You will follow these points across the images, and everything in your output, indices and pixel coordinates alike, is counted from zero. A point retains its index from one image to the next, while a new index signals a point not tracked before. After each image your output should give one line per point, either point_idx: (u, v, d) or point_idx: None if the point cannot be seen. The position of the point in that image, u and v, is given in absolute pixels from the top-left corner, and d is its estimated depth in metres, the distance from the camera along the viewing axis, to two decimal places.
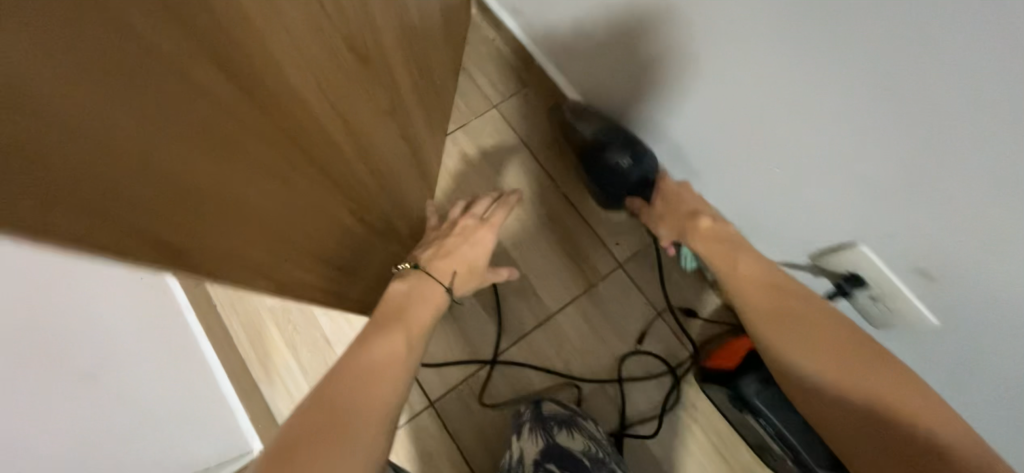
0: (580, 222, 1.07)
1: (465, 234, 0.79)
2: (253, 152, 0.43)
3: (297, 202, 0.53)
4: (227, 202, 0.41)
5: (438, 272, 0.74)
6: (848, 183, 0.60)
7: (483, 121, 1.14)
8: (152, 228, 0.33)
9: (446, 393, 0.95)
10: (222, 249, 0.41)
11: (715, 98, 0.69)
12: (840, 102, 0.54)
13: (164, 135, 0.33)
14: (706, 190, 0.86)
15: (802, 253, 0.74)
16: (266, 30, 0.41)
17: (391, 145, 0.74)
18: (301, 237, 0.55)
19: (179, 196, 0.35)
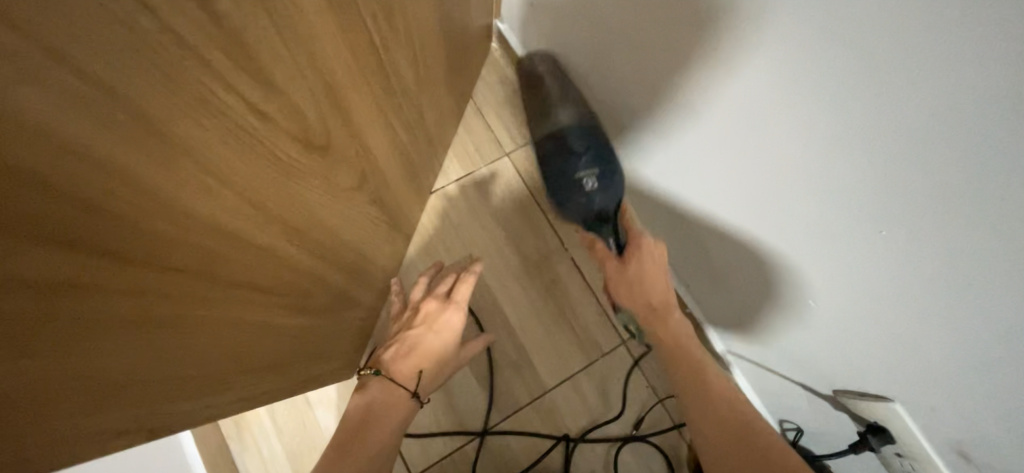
0: (585, 289, 1.01)
1: (430, 323, 0.80)
2: (235, 295, 0.42)
3: (259, 321, 0.48)
4: (175, 338, 0.38)
5: (403, 374, 0.75)
6: (851, 312, 0.57)
7: (492, 168, 1.06)
8: (96, 397, 0.34)
9: (429, 466, 0.91)
10: (180, 382, 0.41)
11: (730, 185, 0.65)
12: (848, 233, 0.51)
13: (135, 317, 0.33)
14: (726, 282, 0.79)
15: (825, 384, 0.68)
16: (236, 180, 0.36)
17: (367, 221, 0.68)
18: (263, 349, 0.52)
19: (140, 359, 0.36)
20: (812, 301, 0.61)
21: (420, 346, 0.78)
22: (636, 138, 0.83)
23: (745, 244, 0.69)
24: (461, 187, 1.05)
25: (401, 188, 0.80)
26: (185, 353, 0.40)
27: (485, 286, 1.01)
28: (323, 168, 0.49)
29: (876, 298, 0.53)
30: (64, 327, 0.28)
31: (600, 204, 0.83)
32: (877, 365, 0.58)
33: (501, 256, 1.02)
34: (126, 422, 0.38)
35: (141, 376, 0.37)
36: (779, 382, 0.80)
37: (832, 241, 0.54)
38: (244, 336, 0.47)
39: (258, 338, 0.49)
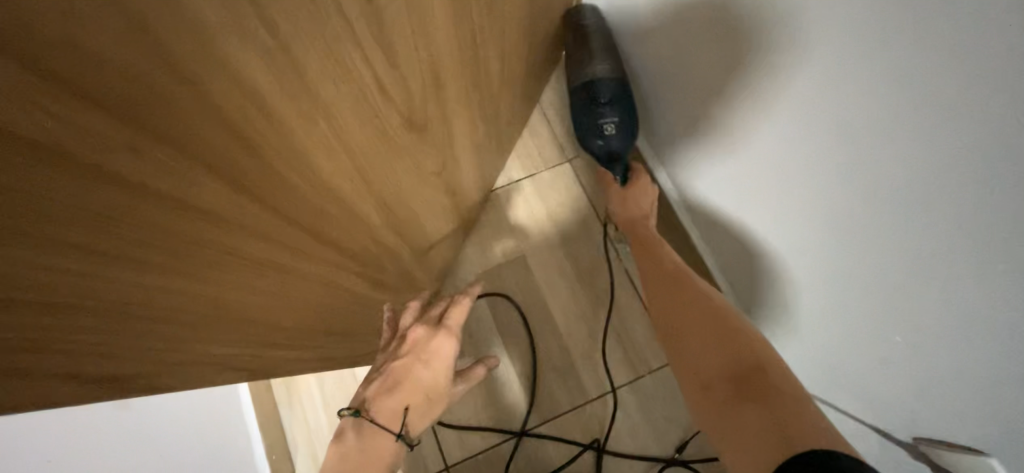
0: (637, 302, 0.99)
1: (415, 352, 0.64)
2: (331, 258, 0.45)
3: (345, 287, 0.51)
4: (281, 298, 0.40)
5: (386, 415, 0.62)
6: (950, 355, 0.51)
7: (553, 173, 1.07)
8: (218, 355, 0.36)
9: (464, 459, 0.91)
10: (277, 342, 0.43)
11: (807, 208, 0.62)
12: (952, 268, 0.46)
13: (257, 274, 0.35)
14: (797, 315, 0.75)
15: (903, 430, 0.63)
16: (351, 145, 0.38)
17: (438, 207, 0.70)
18: (340, 317, 0.54)
19: (251, 320, 0.38)
20: (899, 337, 0.57)
21: (405, 379, 0.62)
22: (700, 149, 0.79)
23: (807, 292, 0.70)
24: (520, 188, 1.07)
25: (469, 180, 0.82)
26: (287, 309, 0.42)
27: (536, 288, 1.01)
28: (415, 148, 0.51)
29: (948, 356, 0.51)
30: (209, 263, 0.30)
31: (619, 146, 0.86)
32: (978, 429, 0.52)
33: (553, 259, 1.02)
34: (238, 378, 0.40)
35: (252, 327, 0.39)
36: (846, 423, 0.74)
37: (896, 293, 0.54)
38: (327, 301, 0.49)
39: (337, 305, 0.51)
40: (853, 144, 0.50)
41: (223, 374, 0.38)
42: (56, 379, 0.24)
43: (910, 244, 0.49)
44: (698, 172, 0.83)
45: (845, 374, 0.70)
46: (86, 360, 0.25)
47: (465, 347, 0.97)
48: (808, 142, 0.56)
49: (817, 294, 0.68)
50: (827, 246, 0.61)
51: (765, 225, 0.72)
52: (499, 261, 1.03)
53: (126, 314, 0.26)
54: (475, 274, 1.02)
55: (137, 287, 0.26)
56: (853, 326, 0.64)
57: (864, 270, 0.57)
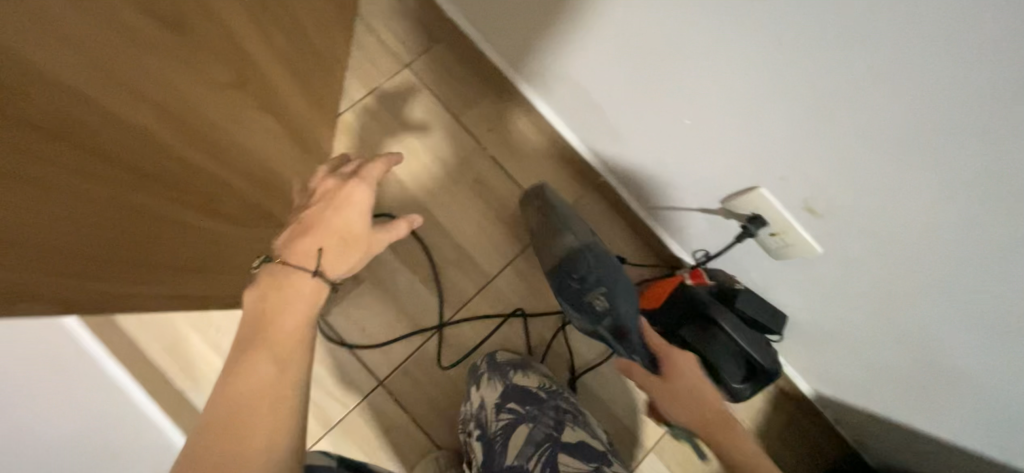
0: (508, 182, 1.05)
1: (327, 198, 0.65)
2: (118, 180, 0.41)
3: (151, 211, 0.47)
4: (67, 221, 0.37)
5: (298, 256, 0.61)
6: (748, 131, 0.64)
7: (396, 83, 1.04)
8: (9, 277, 0.34)
9: (393, 371, 0.95)
10: (84, 269, 0.41)
11: (649, 55, 0.69)
12: (755, 50, 0.55)
13: (27, 191, 0.33)
14: (631, 150, 0.88)
15: (713, 199, 0.78)
16: (83, 40, 0.34)
17: (264, 131, 0.67)
18: (152, 248, 0.50)
19: (39, 239, 0.35)
20: (705, 127, 0.69)
21: (314, 225, 0.63)
22: (531, 22, 0.83)
23: (633, 126, 0.83)
24: (367, 106, 1.03)
25: (298, 102, 0.77)
26: (71, 232, 0.38)
27: (412, 197, 1.02)
28: (189, 55, 0.46)
29: (711, 128, 0.69)
30: None
31: (625, 316, 0.83)
32: (752, 167, 0.67)
33: (422, 165, 1.03)
34: (42, 304, 0.38)
35: (45, 251, 0.36)
36: (680, 215, 0.89)
37: (699, 103, 0.68)
38: (135, 225, 0.46)
39: (149, 229, 0.48)
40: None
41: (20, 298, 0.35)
42: None
43: (725, 45, 0.58)
44: (531, 48, 0.89)
45: (663, 173, 0.85)
46: None
47: (360, 273, 0.97)
48: None
49: (643, 126, 0.81)
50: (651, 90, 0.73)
51: (607, 82, 0.80)
52: None
53: None
54: None
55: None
56: (661, 134, 0.78)
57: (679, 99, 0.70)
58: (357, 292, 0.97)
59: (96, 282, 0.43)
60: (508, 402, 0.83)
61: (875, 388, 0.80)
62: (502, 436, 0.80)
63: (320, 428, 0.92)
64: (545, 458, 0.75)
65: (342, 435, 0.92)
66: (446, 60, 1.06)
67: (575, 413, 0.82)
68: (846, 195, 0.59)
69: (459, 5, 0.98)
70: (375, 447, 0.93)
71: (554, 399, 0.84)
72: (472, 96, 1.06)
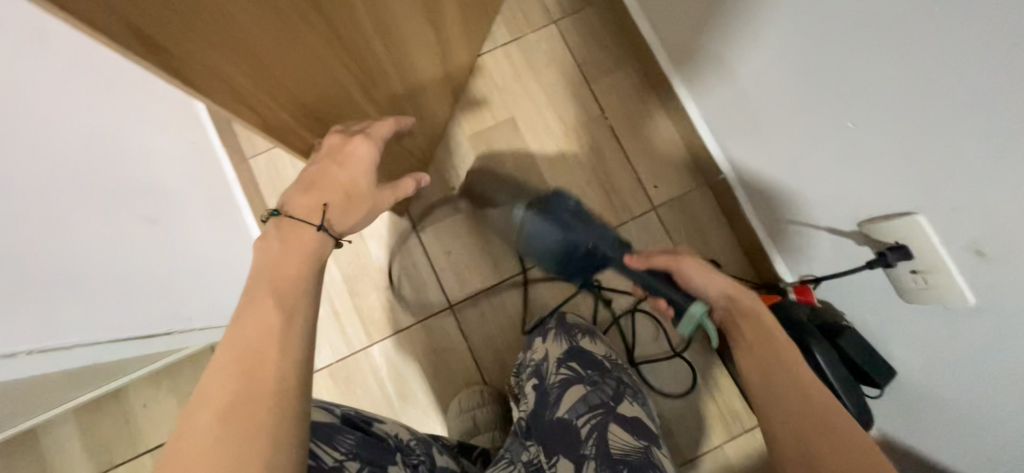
0: (620, 156, 1.04)
1: (332, 152, 0.57)
2: (314, 28, 0.46)
3: (333, 71, 0.53)
4: (271, 44, 0.42)
5: (303, 214, 0.54)
6: (924, 151, 0.56)
7: (539, 37, 1.07)
8: (219, 66, 0.38)
9: (464, 300, 1.01)
10: (270, 95, 0.46)
11: (819, 44, 0.62)
12: (961, 54, 0.47)
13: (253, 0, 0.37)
14: (772, 151, 0.81)
15: (850, 220, 0.70)
16: None
17: (424, 43, 0.72)
18: (325, 106, 0.56)
19: (249, 46, 0.40)
20: (867, 136, 0.62)
21: (320, 178, 0.56)
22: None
23: (781, 122, 0.76)
24: (507, 53, 1.07)
25: (454, 28, 0.83)
26: (272, 57, 0.43)
27: (525, 147, 1.05)
28: None
29: (877, 137, 0.61)
30: None
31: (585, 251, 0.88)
32: (912, 191, 0.60)
33: (542, 121, 1.06)
34: (235, 114, 0.44)
35: (249, 61, 0.41)
36: (802, 233, 0.83)
37: (870, 106, 0.60)
38: (315, 78, 0.51)
39: (327, 86, 0.54)
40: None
41: (223, 94, 0.41)
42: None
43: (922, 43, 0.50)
44: (686, 23, 0.85)
45: (795, 180, 0.79)
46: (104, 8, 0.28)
47: (461, 203, 1.04)
48: None
49: (793, 123, 0.74)
50: (814, 84, 0.66)
51: (764, 69, 0.74)
52: (488, 123, 1.06)
53: None
54: (466, 139, 1.06)
55: None
56: (811, 136, 0.71)
57: (843, 99, 0.63)
58: (453, 220, 1.03)
59: (275, 113, 0.49)
60: (570, 361, 0.83)
61: None
62: (557, 390, 0.79)
63: (389, 329, 1.00)
64: (596, 421, 0.73)
65: (405, 342, 1.00)
66: (594, 25, 1.06)
67: (632, 390, 0.81)
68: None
69: None
70: (429, 362, 1.00)
71: (618, 373, 0.83)
72: (610, 66, 1.05)
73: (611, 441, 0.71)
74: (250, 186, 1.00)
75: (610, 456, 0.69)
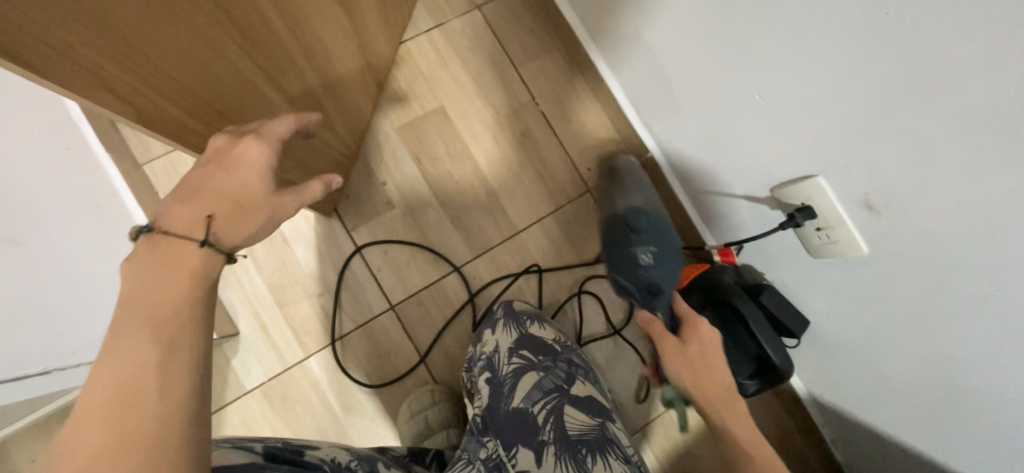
0: (553, 140, 1.04)
1: (215, 154, 0.47)
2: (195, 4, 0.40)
3: (227, 53, 0.47)
4: (137, 22, 0.36)
5: (178, 225, 0.44)
6: (819, 117, 0.61)
7: (463, 22, 1.04)
8: (70, 45, 0.32)
9: (407, 298, 0.96)
10: (147, 84, 0.40)
11: (728, 21, 0.66)
12: (847, 25, 0.52)
13: None
14: (690, 127, 0.86)
15: (764, 186, 0.76)
16: None
17: (338, 25, 0.67)
18: (222, 96, 0.50)
19: (107, 21, 0.33)
20: (771, 105, 0.67)
21: (202, 183, 0.46)
22: None
23: (697, 99, 0.80)
24: (431, 39, 1.03)
25: (371, 10, 0.77)
26: (140, 38, 0.37)
27: (457, 136, 1.02)
28: None
29: (779, 107, 0.66)
30: None
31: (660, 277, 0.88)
32: (813, 154, 0.65)
33: (473, 109, 1.03)
34: (100, 107, 0.37)
35: (108, 42, 0.34)
36: (722, 203, 0.89)
37: (773, 77, 0.64)
38: (204, 63, 0.45)
39: (221, 71, 0.48)
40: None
41: (81, 82, 0.34)
42: None
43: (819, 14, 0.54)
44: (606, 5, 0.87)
45: (714, 154, 0.84)
46: None
47: (395, 198, 0.99)
48: None
49: (706, 99, 0.78)
50: (723, 60, 0.70)
51: (678, 48, 0.77)
52: (417, 113, 1.02)
53: None
54: (395, 131, 1.01)
55: None
56: (724, 110, 0.76)
57: (749, 71, 0.67)
58: (387, 216, 0.98)
59: (157, 105, 0.42)
60: (521, 349, 0.82)
61: (883, 409, 0.78)
62: (511, 379, 0.78)
63: (326, 339, 0.94)
64: (552, 405, 0.74)
65: (345, 350, 0.94)
66: (518, 9, 1.05)
67: (584, 370, 0.83)
68: (911, 197, 0.56)
69: None
70: (374, 368, 0.94)
71: (568, 354, 0.84)
72: (537, 51, 1.05)
73: (567, 422, 0.72)
74: (146, 194, 0.88)
75: (568, 438, 0.70)
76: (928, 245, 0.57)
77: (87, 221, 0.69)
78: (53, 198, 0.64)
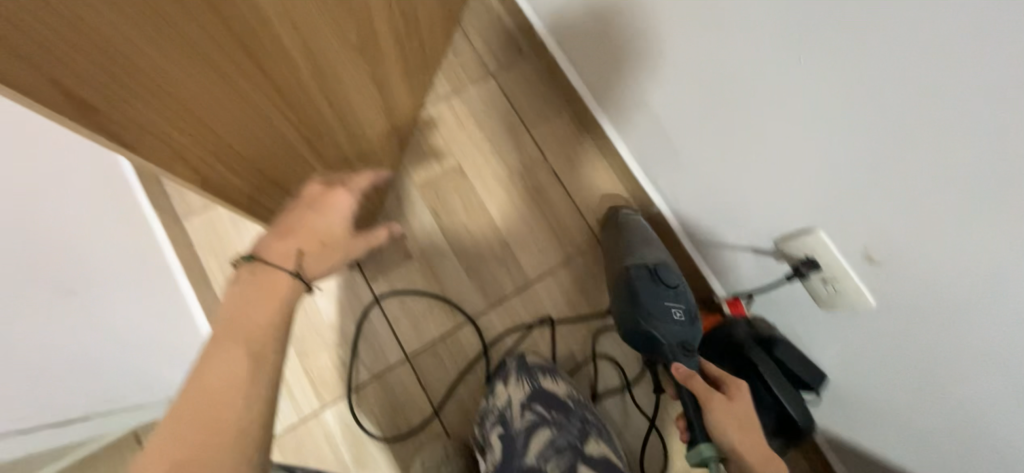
0: (564, 195, 1.10)
1: (312, 199, 0.55)
2: (259, 92, 0.47)
3: (280, 129, 0.54)
4: (215, 110, 0.42)
5: (275, 257, 0.50)
6: (814, 175, 0.65)
7: (478, 89, 1.14)
8: (163, 130, 0.38)
9: (422, 349, 0.98)
10: (214, 156, 0.46)
11: (722, 90, 0.72)
12: (829, 95, 0.58)
13: (196, 71, 0.38)
14: (692, 182, 0.91)
15: (768, 238, 0.79)
16: None
17: (369, 96, 0.75)
18: (269, 162, 0.56)
19: (193, 110, 0.40)
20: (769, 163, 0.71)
21: (297, 223, 0.53)
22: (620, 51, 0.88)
23: (699, 157, 0.85)
24: (450, 104, 1.12)
25: (397, 82, 0.86)
26: (216, 123, 0.43)
27: (473, 191, 1.08)
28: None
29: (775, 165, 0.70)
30: (153, 30, 0.32)
31: (680, 340, 0.85)
32: (811, 208, 0.69)
33: (488, 166, 1.10)
34: (176, 178, 0.43)
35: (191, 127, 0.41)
36: (728, 254, 0.91)
37: (767, 136, 0.69)
38: (261, 137, 0.51)
39: (273, 143, 0.54)
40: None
41: (166, 158, 0.40)
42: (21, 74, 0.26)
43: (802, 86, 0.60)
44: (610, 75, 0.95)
45: (717, 207, 0.87)
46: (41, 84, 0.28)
47: (413, 251, 1.04)
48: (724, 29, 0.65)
49: (706, 156, 0.83)
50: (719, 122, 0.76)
51: (677, 111, 0.83)
52: (435, 170, 1.09)
53: (77, 46, 0.28)
54: (414, 187, 1.07)
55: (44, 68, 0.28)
56: (725, 167, 0.80)
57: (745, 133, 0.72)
58: (405, 268, 1.02)
59: (218, 174, 0.48)
60: (535, 404, 0.83)
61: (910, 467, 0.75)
62: (524, 436, 0.79)
63: (343, 389, 0.95)
64: (564, 464, 0.75)
65: (360, 402, 0.94)
66: (528, 77, 1.15)
67: (598, 427, 0.82)
68: (909, 250, 0.58)
69: (551, 25, 1.06)
70: (387, 420, 0.94)
71: (581, 410, 0.84)
72: (547, 113, 1.14)
73: None
74: (182, 247, 0.94)
75: None
76: (931, 297, 0.59)
77: (149, 299, 0.76)
78: (125, 279, 0.71)
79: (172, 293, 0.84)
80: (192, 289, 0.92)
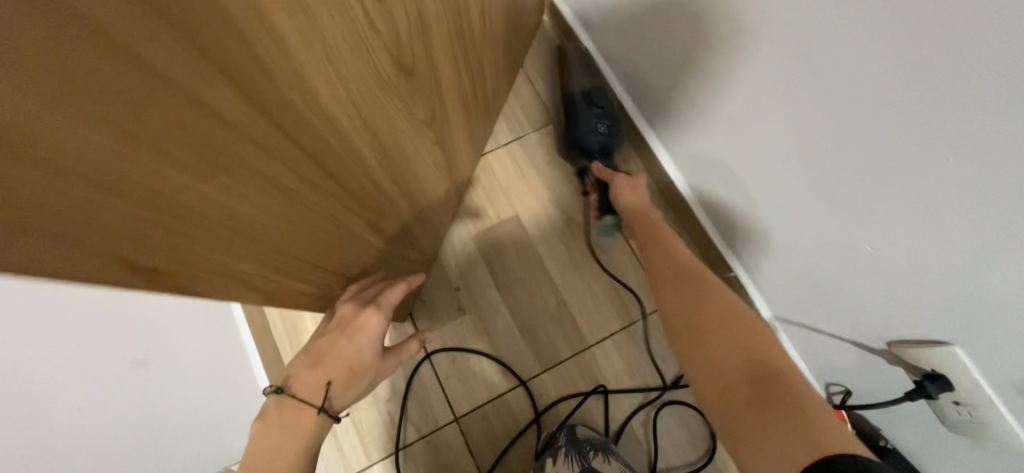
0: (628, 251, 1.02)
1: (342, 325, 0.60)
2: (319, 194, 0.44)
3: (343, 221, 0.52)
4: (274, 224, 0.40)
5: (306, 390, 0.55)
6: (945, 285, 0.54)
7: (539, 135, 1.10)
8: (221, 259, 0.37)
9: (472, 411, 0.94)
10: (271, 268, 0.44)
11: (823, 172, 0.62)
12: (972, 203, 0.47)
13: (251, 196, 0.35)
14: (782, 259, 0.79)
15: (878, 337, 0.67)
16: (330, 77, 0.37)
17: (430, 162, 0.72)
18: (332, 254, 0.54)
19: (251, 232, 0.38)
20: (883, 263, 0.60)
21: (326, 353, 0.58)
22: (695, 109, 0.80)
23: (789, 235, 0.75)
24: (509, 151, 1.09)
25: (458, 140, 0.83)
26: (274, 236, 0.41)
27: (531, 244, 1.04)
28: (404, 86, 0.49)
29: (891, 265, 0.59)
30: (205, 174, 0.30)
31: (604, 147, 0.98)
32: (942, 320, 0.57)
33: (547, 217, 1.05)
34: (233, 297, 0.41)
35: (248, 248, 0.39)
36: (824, 340, 0.80)
37: (879, 232, 0.58)
38: (322, 235, 0.49)
39: (335, 238, 0.52)
40: (824, 53, 0.52)
41: (220, 285, 0.38)
42: (68, 256, 0.25)
43: (934, 186, 0.49)
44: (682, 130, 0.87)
45: (812, 290, 0.76)
46: (91, 257, 0.26)
47: (466, 305, 1.00)
48: (827, 108, 0.56)
49: (798, 237, 0.72)
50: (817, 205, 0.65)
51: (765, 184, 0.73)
52: (492, 220, 1.05)
53: (125, 213, 0.26)
54: (470, 237, 1.05)
55: (92, 244, 0.26)
56: (823, 253, 0.69)
57: (851, 223, 0.61)
58: (457, 323, 0.99)
59: (274, 282, 0.46)
60: None
61: None
62: None
63: (390, 447, 0.93)
64: None
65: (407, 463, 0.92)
66: None
67: None
68: None
69: (618, 70, 0.98)
70: None
71: None
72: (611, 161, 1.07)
73: None
74: None
75: None
76: None
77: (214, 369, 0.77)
78: (195, 356, 0.72)
79: (234, 349, 0.87)
80: (254, 337, 0.94)
